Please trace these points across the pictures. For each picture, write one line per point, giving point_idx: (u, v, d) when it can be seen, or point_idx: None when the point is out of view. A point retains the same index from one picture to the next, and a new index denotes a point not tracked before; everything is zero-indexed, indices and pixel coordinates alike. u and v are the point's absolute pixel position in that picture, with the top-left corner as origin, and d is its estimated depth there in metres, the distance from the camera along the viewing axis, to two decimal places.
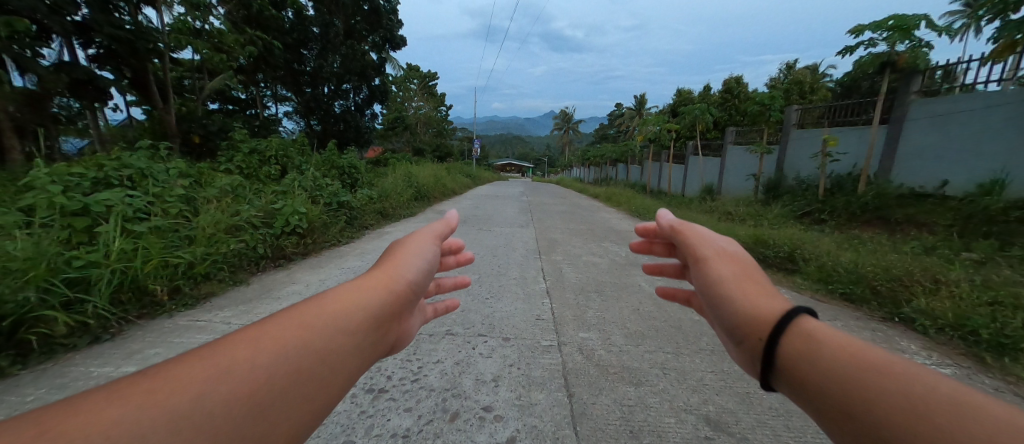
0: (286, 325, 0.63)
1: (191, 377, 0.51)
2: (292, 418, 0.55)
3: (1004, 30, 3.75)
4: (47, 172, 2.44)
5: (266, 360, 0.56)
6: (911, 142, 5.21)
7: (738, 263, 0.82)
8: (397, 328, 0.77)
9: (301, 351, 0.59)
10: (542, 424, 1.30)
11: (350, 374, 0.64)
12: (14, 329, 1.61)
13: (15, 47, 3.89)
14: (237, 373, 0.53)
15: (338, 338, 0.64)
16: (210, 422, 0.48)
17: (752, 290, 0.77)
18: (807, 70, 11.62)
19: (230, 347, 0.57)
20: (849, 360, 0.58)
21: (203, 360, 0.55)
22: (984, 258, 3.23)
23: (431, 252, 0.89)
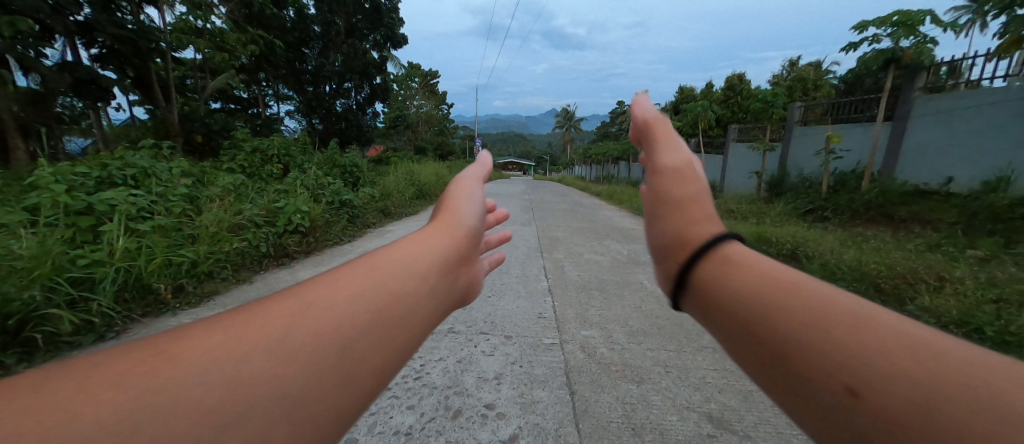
0: (357, 272, 0.73)
1: (278, 315, 0.61)
2: (370, 356, 0.64)
3: (1011, 25, 3.71)
4: (51, 171, 2.45)
5: (344, 300, 0.66)
6: (915, 138, 5.17)
7: (693, 185, 1.09)
8: (455, 278, 0.87)
9: (373, 294, 0.69)
10: (544, 421, 1.30)
11: (417, 319, 0.73)
12: (21, 327, 1.62)
13: (19, 47, 3.92)
14: (319, 311, 0.63)
15: (404, 286, 0.74)
16: (302, 352, 0.57)
17: (699, 214, 1.00)
18: (811, 67, 11.56)
19: (312, 288, 0.68)
20: (778, 282, 0.74)
21: (289, 299, 0.65)
22: (989, 255, 3.21)
23: (478, 198, 1.06)
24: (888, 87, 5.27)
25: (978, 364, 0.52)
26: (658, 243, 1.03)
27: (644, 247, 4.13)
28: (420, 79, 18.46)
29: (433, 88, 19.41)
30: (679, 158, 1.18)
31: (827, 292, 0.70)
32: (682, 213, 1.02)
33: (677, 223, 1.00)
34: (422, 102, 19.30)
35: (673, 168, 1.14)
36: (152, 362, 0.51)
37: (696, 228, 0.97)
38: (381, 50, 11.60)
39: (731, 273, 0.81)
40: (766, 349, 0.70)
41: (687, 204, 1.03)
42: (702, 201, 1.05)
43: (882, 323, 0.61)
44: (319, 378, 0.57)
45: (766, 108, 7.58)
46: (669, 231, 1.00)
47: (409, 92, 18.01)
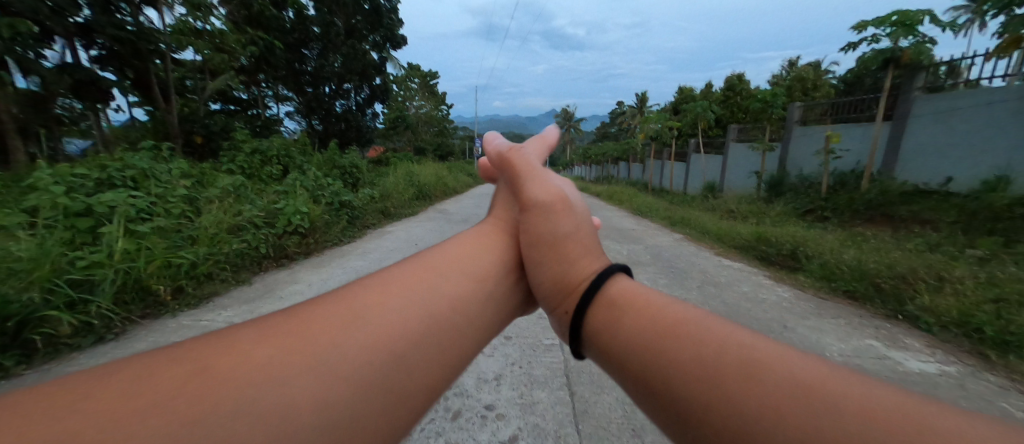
0: (407, 277, 0.70)
1: (333, 320, 0.56)
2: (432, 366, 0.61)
3: (1009, 25, 3.71)
4: (50, 173, 2.45)
5: (399, 305, 0.63)
6: (914, 138, 5.17)
7: (569, 215, 0.92)
8: (511, 282, 0.87)
9: (429, 299, 0.67)
10: (545, 422, 1.29)
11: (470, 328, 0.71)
12: (20, 329, 1.62)
13: (18, 49, 3.92)
14: (373, 315, 0.59)
15: (457, 289, 0.72)
16: (366, 363, 0.53)
17: (578, 250, 0.87)
18: (810, 66, 11.58)
19: (363, 292, 0.64)
20: (663, 327, 0.62)
21: (341, 305, 0.61)
22: (989, 255, 3.21)
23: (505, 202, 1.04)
24: (887, 87, 5.27)
25: (883, 407, 0.42)
26: (541, 290, 0.87)
27: (643, 247, 4.13)
28: (419, 79, 18.47)
29: (433, 89, 19.43)
30: (551, 188, 0.97)
31: (717, 331, 0.59)
32: (555, 255, 0.86)
33: (551, 263, 0.86)
34: (421, 102, 19.32)
35: (546, 202, 0.93)
36: (194, 375, 0.44)
37: (578, 267, 0.84)
38: (381, 51, 11.59)
39: (622, 315, 0.69)
40: (667, 415, 0.57)
41: (564, 238, 0.88)
42: (583, 231, 0.92)
43: (781, 368, 0.50)
44: (379, 394, 0.52)
45: (765, 108, 7.63)
46: (547, 275, 0.85)
47: (409, 93, 18.03)
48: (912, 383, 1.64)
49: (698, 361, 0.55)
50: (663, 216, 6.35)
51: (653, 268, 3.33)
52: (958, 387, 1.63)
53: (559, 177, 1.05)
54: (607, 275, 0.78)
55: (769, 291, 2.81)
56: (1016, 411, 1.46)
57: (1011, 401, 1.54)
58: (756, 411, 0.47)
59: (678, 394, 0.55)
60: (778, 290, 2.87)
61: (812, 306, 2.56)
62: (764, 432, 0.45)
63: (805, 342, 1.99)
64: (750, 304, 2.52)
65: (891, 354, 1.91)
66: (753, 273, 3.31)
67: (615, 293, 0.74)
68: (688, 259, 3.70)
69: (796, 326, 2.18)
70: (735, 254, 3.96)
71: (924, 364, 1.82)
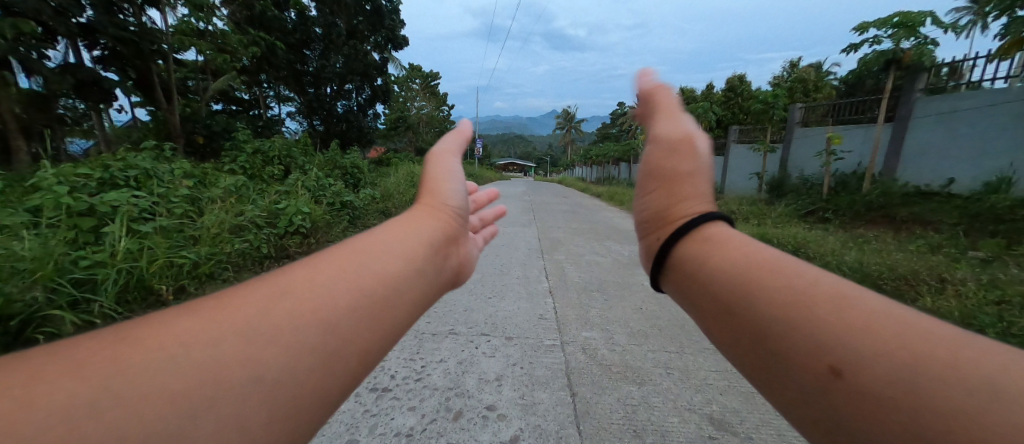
0: (365, 243, 0.69)
1: (279, 292, 0.56)
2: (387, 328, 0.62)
3: (1011, 26, 3.71)
4: (54, 173, 2.46)
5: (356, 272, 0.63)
6: (916, 140, 5.17)
7: (689, 159, 0.97)
8: (463, 257, 0.88)
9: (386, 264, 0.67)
10: (547, 423, 1.29)
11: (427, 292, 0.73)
12: (23, 328, 1.63)
13: (21, 49, 3.94)
14: (325, 283, 0.59)
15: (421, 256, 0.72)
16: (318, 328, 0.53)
17: (688, 194, 0.90)
18: (811, 68, 11.59)
19: (307, 264, 0.63)
20: (756, 265, 0.68)
21: (289, 274, 0.60)
22: (991, 257, 3.20)
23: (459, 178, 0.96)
24: (889, 88, 5.27)
25: (954, 344, 0.47)
26: (642, 216, 0.95)
27: None
28: (421, 79, 18.52)
29: (434, 90, 19.47)
30: (679, 128, 1.04)
31: (809, 273, 0.63)
32: (670, 187, 0.92)
33: (664, 196, 0.91)
34: (422, 103, 19.35)
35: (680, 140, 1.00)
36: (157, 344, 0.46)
37: (681, 204, 0.88)
38: (382, 52, 11.61)
39: (713, 254, 0.74)
40: (753, 338, 0.63)
41: (679, 177, 0.93)
42: (699, 177, 0.94)
43: (868, 306, 0.54)
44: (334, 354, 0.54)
45: (766, 109, 7.61)
46: (654, 203, 0.92)
47: (410, 94, 18.09)
48: None
49: (791, 289, 0.61)
50: None
51: None
52: None
53: (686, 123, 1.07)
54: (706, 219, 0.82)
55: None
56: None
57: None
58: (843, 328, 0.52)
59: (765, 314, 0.61)
60: None
61: None
62: (852, 345, 0.51)
63: None
64: None
65: None
66: None
67: (708, 232, 0.79)
68: None
69: None
70: None
71: None
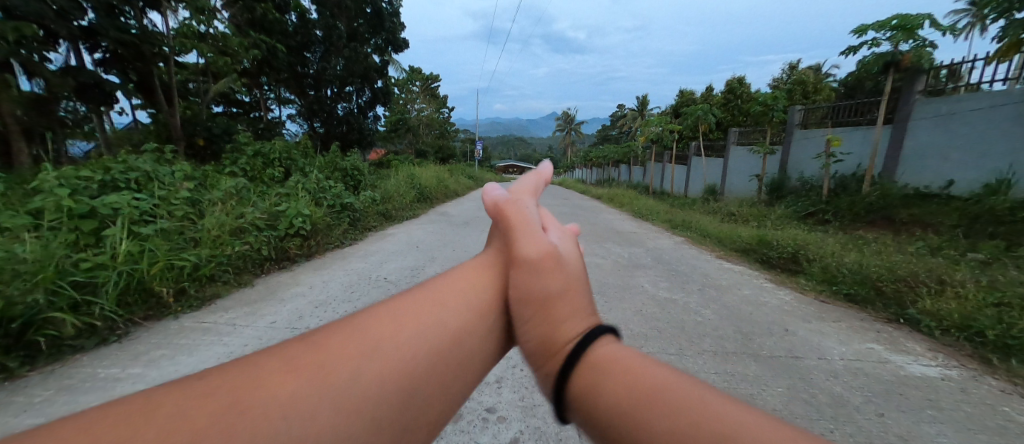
0: (395, 316, 0.63)
1: (345, 355, 0.53)
2: (432, 403, 0.57)
3: (1009, 29, 3.72)
4: (56, 175, 2.48)
5: (409, 341, 0.59)
6: (915, 141, 5.18)
7: (559, 273, 0.73)
8: (510, 315, 0.78)
9: (437, 335, 0.62)
10: (546, 425, 1.30)
11: (472, 367, 0.66)
12: (24, 331, 1.63)
13: (23, 52, 3.96)
14: (354, 355, 0.54)
15: (466, 326, 0.67)
16: (371, 400, 0.50)
17: (568, 309, 0.68)
18: (810, 70, 11.62)
19: (341, 333, 0.58)
20: (640, 394, 0.51)
21: (351, 337, 0.57)
22: (990, 259, 3.20)
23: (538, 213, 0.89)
24: (888, 90, 5.28)
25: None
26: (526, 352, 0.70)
27: (644, 250, 4.14)
28: (421, 82, 18.61)
29: (434, 92, 19.55)
30: (540, 243, 0.76)
31: (710, 404, 0.48)
32: (544, 315, 0.68)
33: (536, 326, 0.68)
34: (422, 105, 19.42)
35: (534, 262, 0.73)
36: (226, 398, 0.45)
37: (559, 327, 0.66)
38: (382, 54, 11.62)
39: (597, 378, 0.56)
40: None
41: (550, 299, 0.69)
42: (575, 287, 0.72)
43: (763, 439, 0.42)
44: (384, 430, 0.49)
45: (765, 111, 7.68)
46: (530, 337, 0.68)
47: (411, 96, 18.18)
48: (914, 387, 1.64)
49: (671, 432, 0.46)
50: (664, 219, 6.35)
51: (654, 271, 3.33)
52: (960, 390, 1.63)
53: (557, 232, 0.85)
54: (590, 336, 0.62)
55: (770, 294, 2.81)
56: (1017, 415, 1.46)
57: (1014, 405, 1.53)
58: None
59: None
60: (778, 293, 2.87)
61: (813, 309, 2.56)
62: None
63: (806, 344, 2.00)
64: (751, 307, 2.53)
65: (892, 358, 1.91)
66: (754, 276, 3.32)
67: (598, 350, 0.60)
68: (689, 262, 3.70)
69: (797, 330, 2.18)
70: (736, 257, 3.98)
71: (926, 367, 1.82)
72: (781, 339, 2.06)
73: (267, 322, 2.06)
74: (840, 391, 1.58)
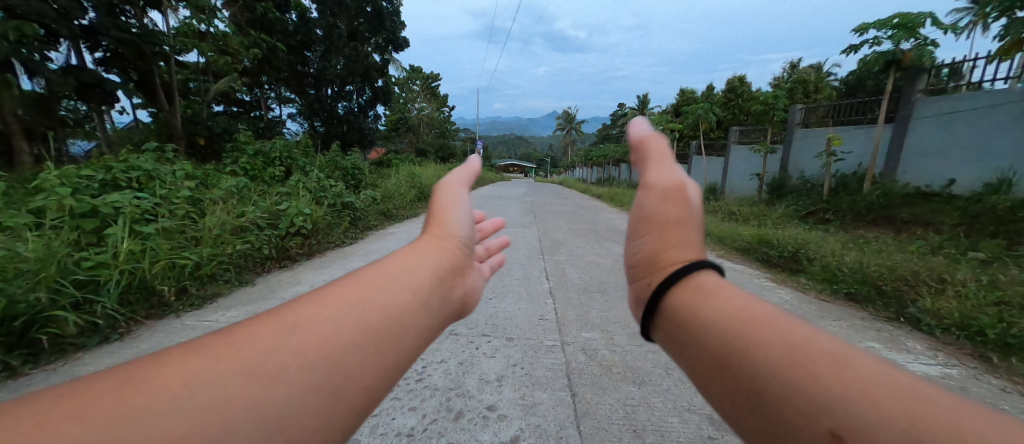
0: (342, 290, 0.66)
1: (257, 336, 0.54)
2: (362, 373, 0.57)
3: (1011, 27, 3.71)
4: (57, 174, 2.48)
5: (329, 318, 0.59)
6: (917, 140, 5.16)
7: (679, 206, 0.94)
8: (449, 290, 0.78)
9: (362, 312, 0.62)
10: (546, 423, 1.30)
11: (410, 340, 0.65)
12: (27, 329, 1.64)
13: (24, 51, 3.97)
14: (302, 328, 0.57)
15: (398, 299, 0.67)
16: (283, 375, 0.51)
17: (676, 239, 0.88)
18: (811, 69, 11.59)
19: (285, 310, 0.61)
20: (748, 315, 0.66)
21: (269, 320, 0.58)
22: (991, 258, 3.20)
23: (468, 205, 0.96)
24: (889, 89, 5.27)
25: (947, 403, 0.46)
26: (632, 261, 0.92)
27: None
28: (421, 81, 18.61)
29: (434, 91, 19.53)
30: (669, 178, 1.01)
31: (804, 329, 0.62)
32: (660, 236, 0.89)
33: (655, 243, 0.88)
34: (423, 104, 19.41)
35: (666, 188, 0.97)
36: (116, 387, 0.46)
37: (671, 251, 0.86)
38: (382, 53, 11.61)
39: (705, 301, 0.72)
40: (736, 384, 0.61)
41: (668, 226, 0.90)
42: (690, 225, 0.92)
43: (867, 365, 0.53)
44: (305, 398, 0.51)
45: (767, 110, 7.65)
46: (644, 248, 0.90)
47: (411, 95, 18.18)
48: None
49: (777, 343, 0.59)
50: None
51: None
52: (960, 389, 1.63)
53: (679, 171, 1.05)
54: (696, 268, 0.79)
55: (770, 293, 2.82)
56: (1017, 413, 1.46)
57: (1013, 403, 1.53)
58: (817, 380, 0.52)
59: (753, 367, 0.59)
60: (779, 292, 2.87)
61: (813, 308, 2.56)
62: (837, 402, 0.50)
63: None
64: None
65: (892, 357, 1.91)
66: (754, 275, 3.32)
67: (702, 281, 0.76)
68: None
69: None
70: (737, 257, 3.97)
71: (926, 366, 1.82)
72: None
73: None
74: None
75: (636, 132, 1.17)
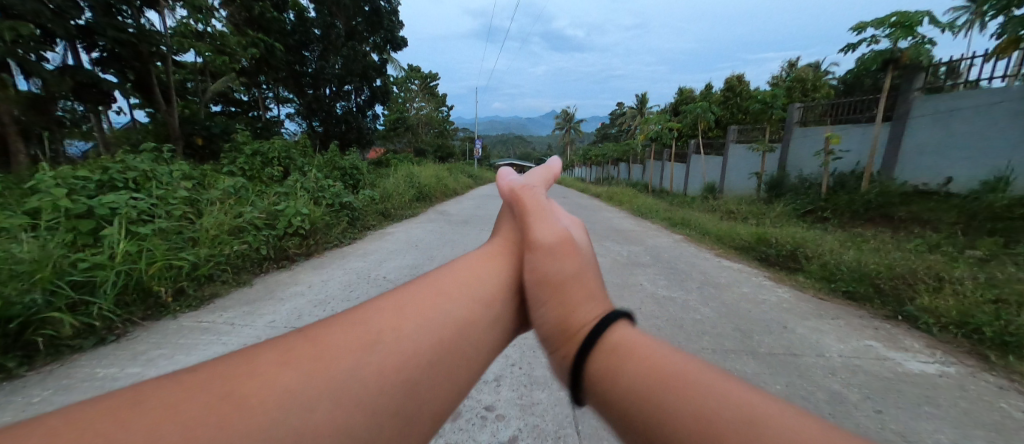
0: (416, 301, 0.66)
1: (344, 352, 0.52)
2: (432, 397, 0.56)
3: (1007, 26, 3.72)
4: (53, 175, 2.47)
5: (407, 337, 0.58)
6: (913, 139, 5.18)
7: (572, 258, 0.83)
8: (505, 308, 0.78)
9: (435, 332, 0.61)
10: (544, 422, 1.30)
11: (468, 362, 0.65)
12: (22, 331, 1.63)
13: (19, 51, 3.95)
14: (388, 341, 0.56)
15: (464, 318, 0.67)
16: (371, 391, 0.49)
17: (577, 298, 0.77)
18: (809, 68, 11.61)
19: (371, 316, 0.60)
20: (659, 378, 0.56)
21: (347, 335, 0.56)
22: (988, 256, 3.21)
23: (518, 223, 0.96)
24: (887, 87, 5.29)
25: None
26: (545, 335, 0.78)
27: (643, 248, 4.14)
28: (420, 80, 18.64)
29: (433, 91, 19.53)
30: (555, 229, 0.89)
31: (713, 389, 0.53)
32: (558, 298, 0.77)
33: (556, 309, 0.76)
34: (421, 104, 19.40)
35: (549, 246, 0.84)
36: (224, 384, 0.44)
37: (579, 313, 0.74)
38: (381, 53, 11.59)
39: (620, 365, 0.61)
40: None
41: (557, 284, 0.79)
42: (586, 276, 0.82)
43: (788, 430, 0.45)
44: (387, 424, 0.49)
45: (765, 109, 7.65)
46: (550, 318, 0.77)
47: (409, 95, 18.16)
48: (913, 384, 1.64)
49: (693, 414, 0.50)
50: (663, 217, 6.35)
51: (653, 269, 3.34)
52: (958, 387, 1.64)
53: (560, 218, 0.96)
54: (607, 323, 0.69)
55: (768, 292, 2.82)
56: (1013, 411, 1.47)
57: (1011, 402, 1.53)
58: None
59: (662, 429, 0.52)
60: (777, 290, 2.88)
61: (812, 307, 2.56)
62: None
63: (804, 342, 2.00)
64: (750, 305, 2.53)
65: (891, 355, 1.91)
66: (753, 274, 3.33)
67: (616, 341, 0.65)
68: (688, 260, 3.71)
69: (796, 327, 2.19)
70: (736, 255, 3.98)
71: (924, 364, 1.82)
72: (780, 337, 2.06)
73: (266, 321, 2.07)
74: (838, 388, 1.58)
75: (507, 186, 1.04)
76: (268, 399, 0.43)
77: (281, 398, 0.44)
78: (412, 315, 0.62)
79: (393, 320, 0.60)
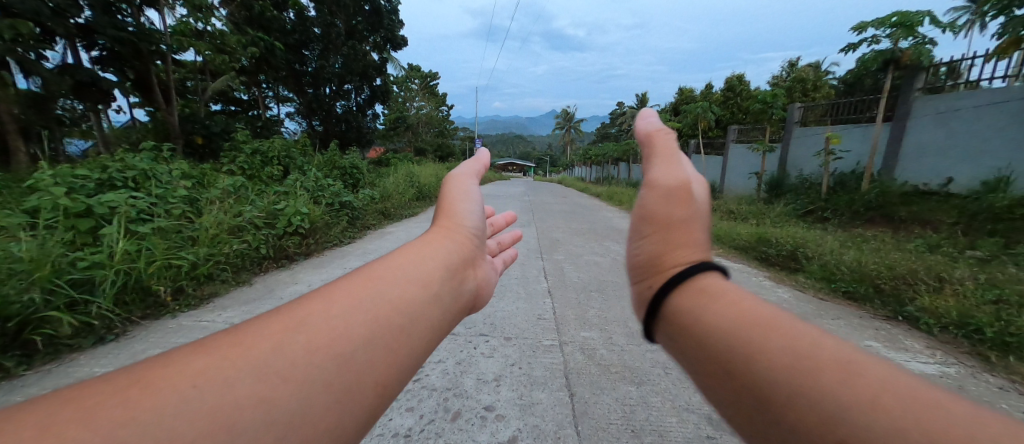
0: (351, 283, 0.64)
1: (265, 334, 0.51)
2: (372, 369, 0.54)
3: (1008, 26, 3.72)
4: (51, 174, 2.46)
5: (337, 313, 0.56)
6: (914, 139, 5.18)
7: (685, 206, 0.91)
8: (461, 282, 0.75)
9: (372, 305, 0.60)
10: (544, 423, 1.30)
11: (419, 333, 0.62)
12: (20, 330, 1.63)
13: (19, 50, 3.94)
14: (313, 323, 0.54)
15: (407, 292, 0.64)
16: (294, 372, 0.48)
17: (681, 239, 0.85)
18: (809, 68, 11.60)
19: (299, 304, 0.58)
20: (760, 321, 0.62)
21: (275, 317, 0.55)
22: (989, 256, 3.21)
23: (476, 197, 0.94)
24: (888, 87, 5.28)
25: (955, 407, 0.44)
26: (634, 262, 0.88)
27: None
28: (420, 80, 18.63)
29: (433, 90, 19.53)
30: (675, 175, 0.98)
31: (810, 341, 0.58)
32: (663, 234, 0.87)
33: (657, 243, 0.86)
34: (421, 103, 19.37)
35: (671, 187, 0.94)
36: (129, 387, 0.43)
37: (674, 252, 0.83)
38: (381, 52, 11.58)
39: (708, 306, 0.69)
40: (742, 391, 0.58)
41: (671, 225, 0.87)
42: (693, 225, 0.89)
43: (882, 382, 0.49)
44: (317, 395, 0.48)
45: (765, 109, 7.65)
46: (647, 249, 0.87)
47: (409, 94, 18.17)
48: None
49: (792, 349, 0.56)
50: None
51: None
52: (958, 387, 1.63)
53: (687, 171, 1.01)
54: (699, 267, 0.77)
55: (769, 292, 2.82)
56: (1015, 412, 1.46)
57: (1012, 402, 1.53)
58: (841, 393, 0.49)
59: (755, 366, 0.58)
60: (778, 290, 2.87)
61: (812, 307, 2.56)
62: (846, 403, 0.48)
63: None
64: None
65: (891, 355, 1.91)
66: (753, 274, 3.33)
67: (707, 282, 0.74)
68: None
69: None
70: (736, 255, 3.98)
71: (924, 365, 1.82)
72: None
73: None
74: None
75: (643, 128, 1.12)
76: (181, 378, 0.44)
77: (195, 390, 0.43)
78: (342, 297, 0.60)
79: (322, 303, 0.58)
